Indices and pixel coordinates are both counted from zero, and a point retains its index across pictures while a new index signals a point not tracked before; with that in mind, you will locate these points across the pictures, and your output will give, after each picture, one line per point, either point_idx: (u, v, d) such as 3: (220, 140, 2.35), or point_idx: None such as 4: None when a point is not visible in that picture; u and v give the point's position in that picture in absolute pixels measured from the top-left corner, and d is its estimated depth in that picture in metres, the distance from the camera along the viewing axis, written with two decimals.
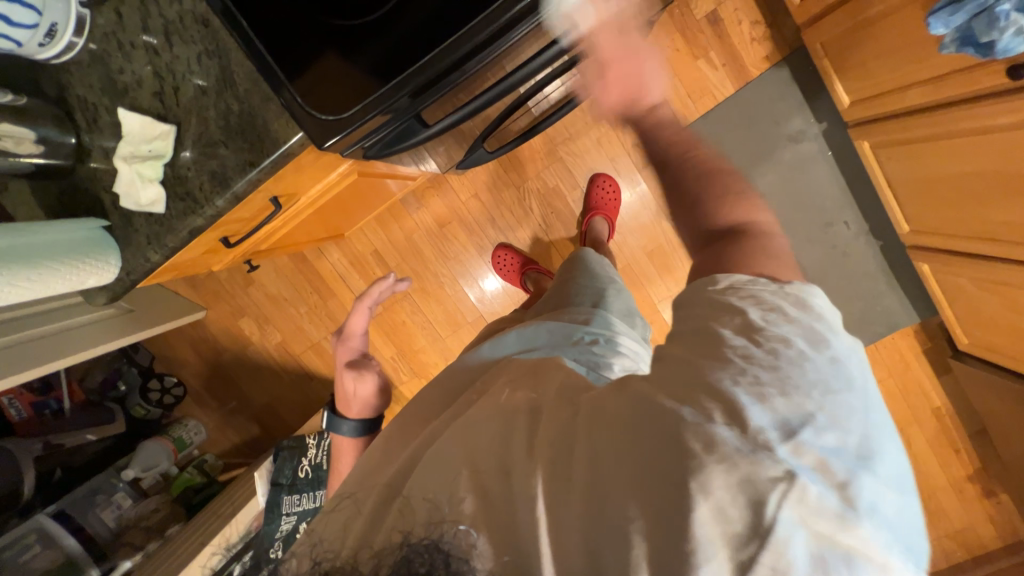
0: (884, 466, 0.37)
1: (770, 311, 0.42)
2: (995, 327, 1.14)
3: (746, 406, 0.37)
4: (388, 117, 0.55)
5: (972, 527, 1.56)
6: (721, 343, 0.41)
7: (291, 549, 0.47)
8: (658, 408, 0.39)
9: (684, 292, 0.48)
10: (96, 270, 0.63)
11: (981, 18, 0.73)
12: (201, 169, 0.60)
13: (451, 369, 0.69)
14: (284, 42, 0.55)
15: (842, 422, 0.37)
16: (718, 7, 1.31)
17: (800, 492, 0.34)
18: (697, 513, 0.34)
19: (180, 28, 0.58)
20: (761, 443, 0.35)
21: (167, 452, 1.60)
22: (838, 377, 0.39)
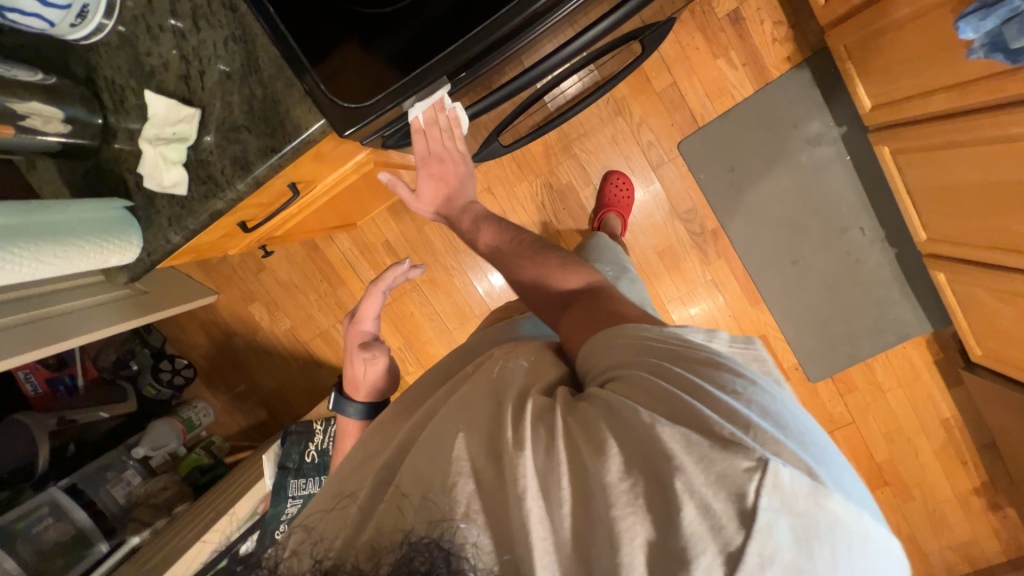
0: (821, 441, 0.41)
1: (673, 334, 0.50)
2: (1010, 339, 1.12)
3: (700, 407, 0.40)
4: (406, 108, 0.56)
5: (975, 541, 1.55)
6: (651, 361, 0.46)
7: (289, 544, 0.45)
8: (620, 409, 0.42)
9: (600, 337, 0.52)
10: (118, 249, 0.64)
11: (1014, 23, 0.71)
12: (223, 154, 0.61)
13: (460, 354, 0.70)
14: (308, 30, 0.55)
15: (776, 410, 0.42)
16: (740, 6, 1.30)
17: (775, 477, 0.35)
18: (685, 510, 0.36)
19: (208, 12, 0.58)
20: (728, 437, 0.37)
21: (176, 432, 1.63)
22: (750, 375, 0.45)
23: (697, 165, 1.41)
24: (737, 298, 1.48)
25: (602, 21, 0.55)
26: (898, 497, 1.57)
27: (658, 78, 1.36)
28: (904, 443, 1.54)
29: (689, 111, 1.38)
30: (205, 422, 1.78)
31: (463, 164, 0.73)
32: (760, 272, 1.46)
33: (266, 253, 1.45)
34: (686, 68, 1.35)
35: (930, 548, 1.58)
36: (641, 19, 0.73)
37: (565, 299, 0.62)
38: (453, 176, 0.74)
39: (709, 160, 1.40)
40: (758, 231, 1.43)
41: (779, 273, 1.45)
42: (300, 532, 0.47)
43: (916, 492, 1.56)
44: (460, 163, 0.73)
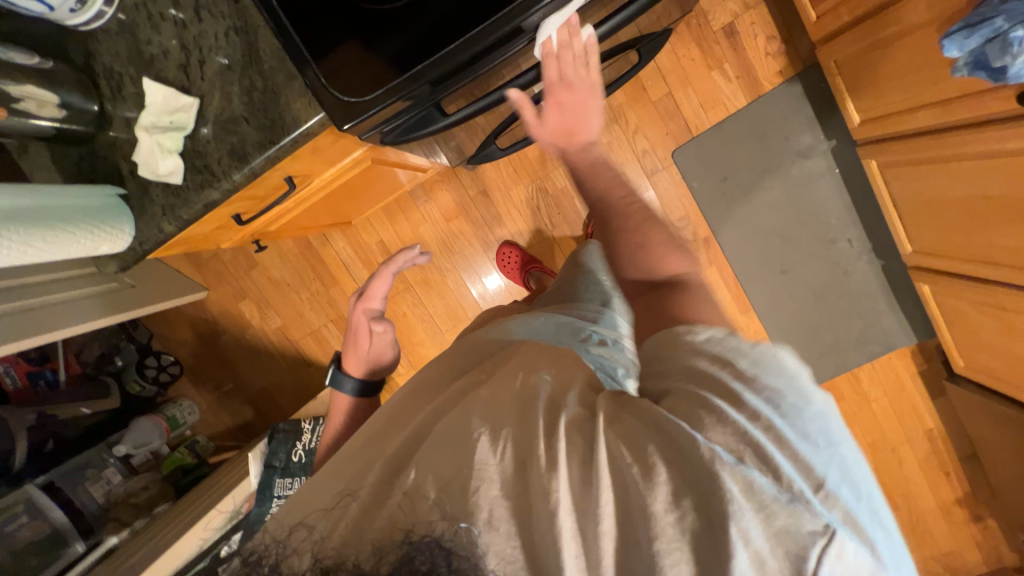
0: (878, 500, 0.42)
1: (756, 358, 0.47)
2: (992, 350, 1.15)
3: (772, 451, 0.40)
4: (408, 104, 0.56)
5: (958, 552, 1.59)
6: (725, 382, 0.45)
7: (292, 543, 0.47)
8: (684, 443, 0.41)
9: (661, 338, 0.54)
10: (109, 237, 0.64)
11: (995, 43, 0.73)
12: (220, 145, 0.60)
13: (461, 349, 0.69)
14: (308, 25, 0.55)
15: (853, 473, 0.41)
16: (735, 20, 1.33)
17: (839, 546, 0.37)
18: (737, 558, 0.37)
19: (210, 3, 0.58)
20: (797, 493, 0.38)
21: (159, 430, 1.60)
22: (834, 421, 0.44)
23: (691, 173, 1.43)
24: (728, 307, 1.50)
25: (610, 18, 0.60)
26: None
27: (653, 87, 1.39)
28: (889, 452, 1.57)
29: (683, 121, 1.40)
30: (190, 421, 1.75)
31: (597, 93, 0.63)
32: (751, 282, 1.48)
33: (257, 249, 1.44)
34: (681, 79, 1.37)
35: (914, 558, 1.61)
36: (638, 28, 0.75)
37: (653, 282, 0.64)
38: (582, 108, 0.64)
39: (703, 170, 1.42)
40: (750, 240, 1.46)
41: (770, 282, 1.47)
42: (302, 530, 0.48)
43: (900, 502, 1.60)
44: (592, 96, 0.63)
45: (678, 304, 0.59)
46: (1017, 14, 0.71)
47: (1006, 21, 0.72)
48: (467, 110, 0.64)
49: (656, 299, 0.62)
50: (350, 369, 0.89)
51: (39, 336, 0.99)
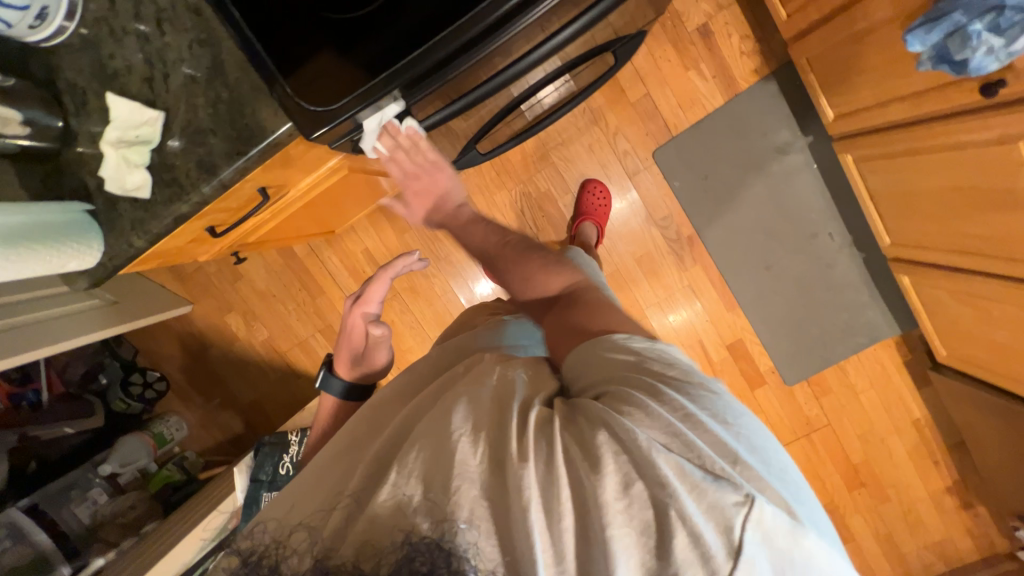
0: (792, 473, 0.46)
1: (659, 355, 0.53)
2: (972, 339, 1.17)
3: (692, 435, 0.43)
4: (379, 108, 0.56)
5: (950, 539, 1.63)
6: (646, 380, 0.48)
7: (291, 544, 0.45)
8: (613, 432, 0.43)
9: (578, 354, 0.56)
10: (76, 255, 0.62)
11: (956, 37, 0.74)
12: (187, 157, 0.59)
13: (442, 352, 0.73)
14: (277, 37, 0.55)
15: (759, 445, 0.45)
16: (708, 20, 1.34)
17: (760, 513, 0.39)
18: (677, 537, 0.38)
19: (173, 16, 0.58)
20: (720, 472, 0.40)
21: (147, 448, 1.59)
22: (739, 406, 0.49)
23: (672, 173, 1.44)
24: (715, 304, 1.51)
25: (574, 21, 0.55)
26: (874, 498, 1.63)
27: (632, 89, 1.40)
28: (879, 444, 1.59)
29: (663, 122, 1.42)
30: (177, 437, 1.72)
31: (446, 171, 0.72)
32: (736, 279, 1.49)
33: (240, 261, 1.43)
34: (659, 79, 1.39)
35: (908, 547, 1.64)
36: (612, 31, 0.76)
37: (551, 299, 0.66)
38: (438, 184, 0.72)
39: (684, 169, 1.44)
40: (733, 237, 1.47)
41: (754, 278, 1.49)
42: (302, 531, 0.46)
43: (891, 493, 1.62)
44: (439, 170, 0.71)
45: (573, 323, 0.61)
46: (974, 8, 0.71)
47: (964, 15, 0.72)
48: (443, 114, 0.63)
49: (556, 318, 0.64)
50: (344, 373, 0.89)
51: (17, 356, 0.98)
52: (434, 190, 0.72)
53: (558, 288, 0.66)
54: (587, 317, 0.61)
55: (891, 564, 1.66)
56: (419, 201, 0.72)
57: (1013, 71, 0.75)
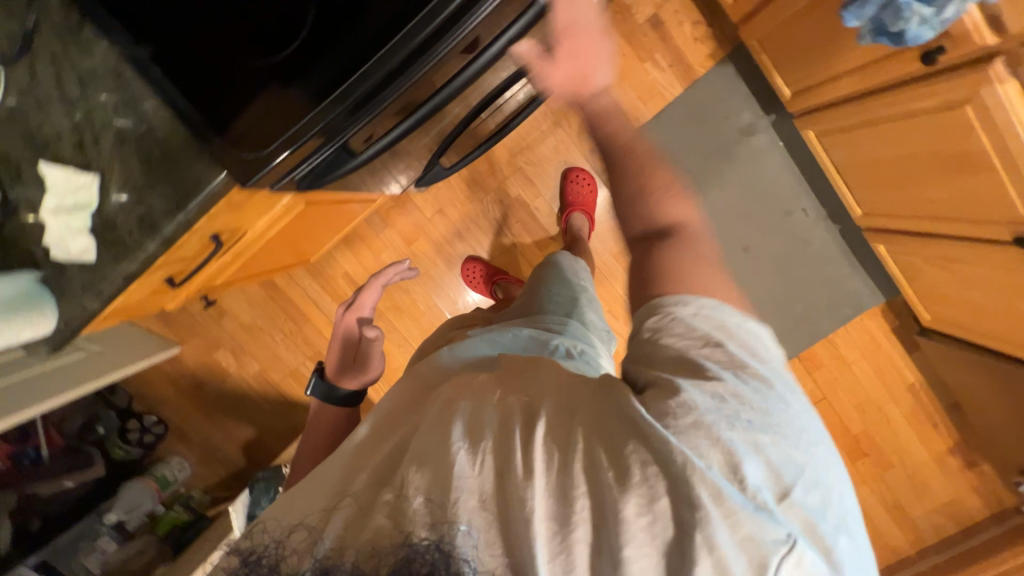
0: (852, 510, 0.44)
1: (744, 346, 0.48)
2: (952, 302, 1.17)
3: (744, 459, 0.41)
4: (320, 142, 0.55)
5: (956, 498, 1.64)
6: (709, 375, 0.45)
7: (291, 543, 0.49)
8: (649, 439, 0.41)
9: (648, 307, 0.51)
10: (29, 322, 0.61)
11: (889, 9, 0.73)
12: (129, 216, 0.59)
13: (416, 369, 0.68)
14: (206, 82, 0.55)
15: (823, 479, 0.43)
16: (658, 10, 1.34)
17: (798, 556, 0.38)
18: (700, 566, 0.38)
19: (96, 79, 0.57)
20: (759, 501, 0.40)
21: (151, 492, 1.60)
22: (817, 427, 0.45)
23: None
24: None
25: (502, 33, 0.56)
26: (878, 466, 1.63)
27: None
28: (877, 412, 1.59)
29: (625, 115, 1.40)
30: (180, 477, 1.74)
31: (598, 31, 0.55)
32: None
33: (209, 301, 1.42)
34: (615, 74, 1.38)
35: (915, 511, 1.66)
36: None
37: (651, 232, 0.55)
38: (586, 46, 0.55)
39: None
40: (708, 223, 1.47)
41: (733, 262, 1.49)
42: (301, 530, 0.50)
43: (894, 459, 1.62)
44: (599, 41, 0.55)
45: (672, 269, 0.51)
46: None
47: None
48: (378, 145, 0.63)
49: (641, 258, 0.54)
50: (337, 380, 0.87)
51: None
52: (585, 60, 0.55)
53: (664, 222, 0.54)
54: (686, 261, 0.52)
55: (902, 529, 1.68)
56: (565, 65, 0.56)
57: (949, 39, 0.74)
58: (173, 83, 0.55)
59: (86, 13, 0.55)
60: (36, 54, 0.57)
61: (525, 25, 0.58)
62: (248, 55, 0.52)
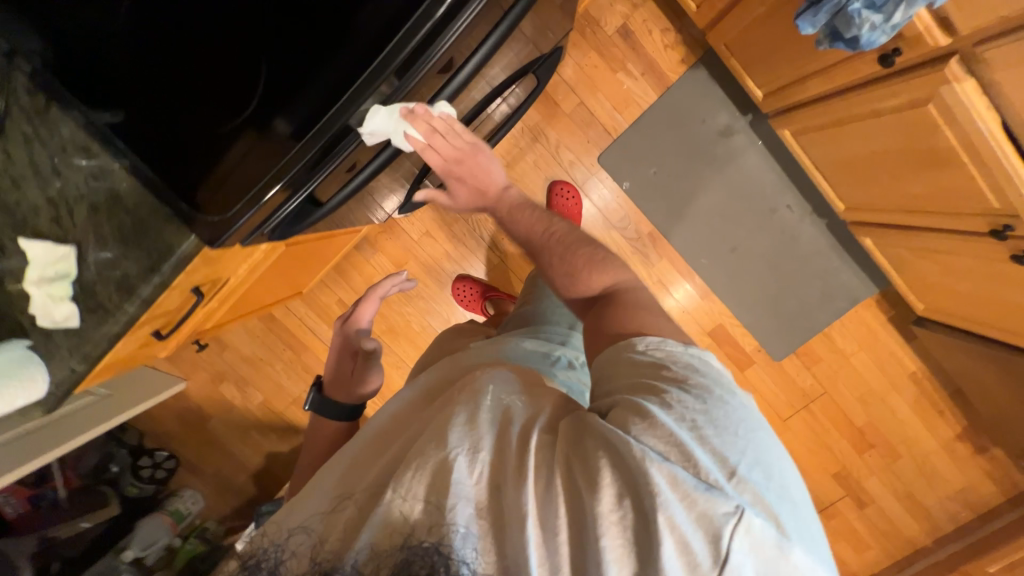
0: (795, 487, 0.46)
1: (680, 362, 0.53)
2: (943, 292, 1.16)
3: (692, 446, 0.43)
4: (291, 194, 0.53)
5: (969, 484, 1.61)
6: (658, 390, 0.49)
7: (290, 546, 0.51)
8: (614, 444, 0.43)
9: (609, 353, 0.57)
10: (23, 388, 0.63)
11: (840, 16, 0.73)
12: (107, 282, 0.62)
13: (450, 363, 0.71)
14: (171, 147, 0.55)
15: (764, 458, 0.45)
16: (627, 21, 1.34)
17: (747, 524, 0.40)
18: (665, 544, 0.39)
19: (64, 158, 0.59)
20: (713, 482, 0.41)
21: (166, 528, 1.64)
22: (751, 414, 0.49)
23: (621, 174, 1.44)
24: (692, 295, 1.51)
25: (480, 48, 0.51)
26: (886, 457, 1.62)
27: (565, 100, 1.40)
28: (880, 403, 1.57)
29: (602, 126, 1.41)
30: (195, 509, 1.77)
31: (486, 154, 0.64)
32: (705, 265, 1.49)
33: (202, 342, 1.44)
34: (589, 87, 1.39)
35: (928, 499, 1.63)
36: (532, 47, 0.70)
37: (589, 299, 0.68)
38: (477, 167, 0.64)
39: (631, 168, 1.43)
40: (694, 226, 1.46)
41: (721, 262, 1.48)
42: (300, 534, 0.52)
43: (902, 449, 1.60)
44: (479, 152, 0.63)
45: (611, 329, 0.60)
46: None
47: None
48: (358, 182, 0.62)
49: (592, 320, 0.65)
50: (336, 397, 0.87)
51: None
52: (483, 174, 0.65)
53: (598, 287, 0.67)
54: (629, 311, 0.62)
55: (917, 519, 1.65)
56: (465, 186, 0.65)
57: (904, 40, 0.75)
58: (138, 153, 0.57)
59: (51, 96, 0.57)
60: (6, 138, 0.59)
61: (493, 46, 0.52)
62: (213, 118, 0.51)
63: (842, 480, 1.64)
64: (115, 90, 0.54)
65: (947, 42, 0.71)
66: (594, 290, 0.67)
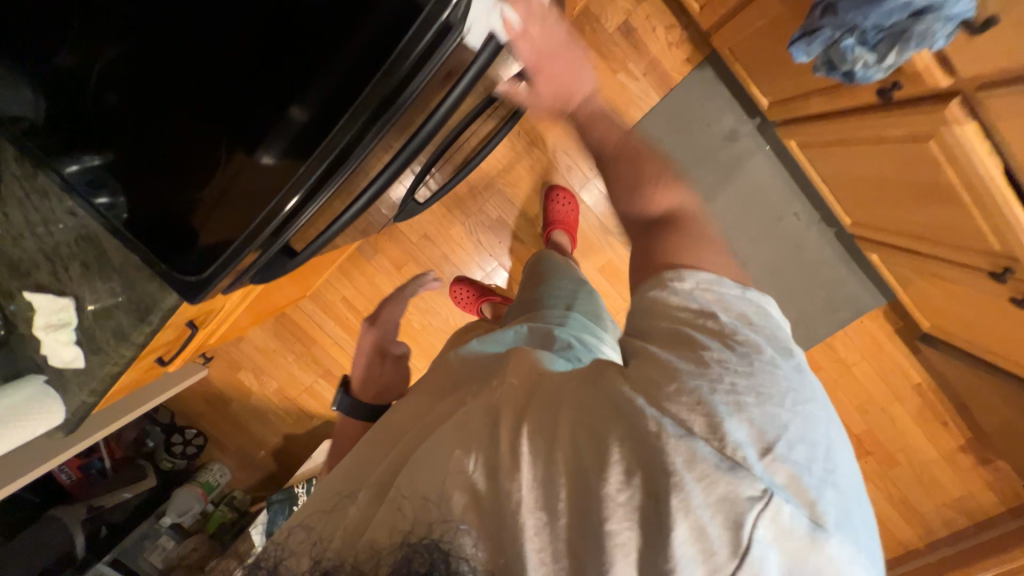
0: (846, 474, 0.41)
1: (737, 316, 0.47)
2: (949, 315, 1.11)
3: (724, 419, 0.40)
4: (259, 253, 0.61)
5: (970, 495, 1.58)
6: (697, 347, 0.45)
7: (291, 544, 0.52)
8: (635, 412, 0.42)
9: (647, 290, 0.52)
10: (42, 418, 0.70)
11: (835, 49, 0.69)
12: (104, 328, 0.68)
13: (445, 363, 0.69)
14: (160, 180, 0.63)
15: (811, 436, 0.41)
16: (629, 17, 1.27)
17: (775, 511, 0.37)
18: (678, 530, 0.38)
19: (55, 221, 0.67)
20: (739, 460, 0.39)
21: (197, 497, 1.78)
22: (807, 384, 0.43)
23: None
24: None
25: None
26: (884, 464, 1.60)
27: None
28: (880, 413, 1.54)
29: None
30: (223, 481, 1.92)
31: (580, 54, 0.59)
32: None
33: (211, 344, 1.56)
34: None
35: (925, 508, 1.61)
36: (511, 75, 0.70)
37: (652, 219, 0.58)
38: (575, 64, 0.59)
39: None
40: None
41: None
42: (300, 531, 0.54)
43: (901, 457, 1.58)
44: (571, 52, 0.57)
45: (675, 243, 0.53)
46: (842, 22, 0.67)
47: (836, 28, 0.68)
48: (363, 201, 0.61)
49: (644, 245, 0.57)
50: (360, 396, 0.80)
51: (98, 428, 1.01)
52: (569, 78, 0.59)
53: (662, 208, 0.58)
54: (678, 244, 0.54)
55: (911, 524, 1.64)
56: (547, 89, 0.59)
57: (904, 76, 0.72)
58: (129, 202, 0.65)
59: (40, 164, 0.66)
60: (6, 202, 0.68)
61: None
62: (200, 139, 0.60)
63: None
64: (112, 136, 0.63)
65: (947, 84, 0.67)
66: (661, 211, 0.58)
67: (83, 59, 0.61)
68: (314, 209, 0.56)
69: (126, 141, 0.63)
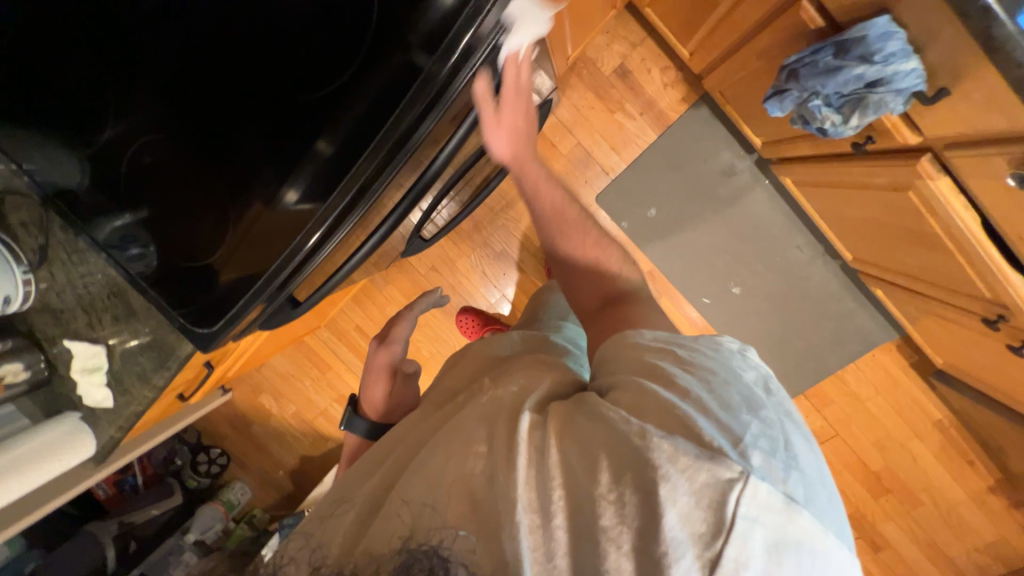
0: (809, 462, 0.44)
1: (690, 351, 0.52)
2: (963, 354, 1.08)
3: (693, 418, 0.43)
4: (263, 304, 0.66)
5: (1003, 540, 1.48)
6: (662, 372, 0.49)
7: (289, 551, 0.48)
8: (618, 431, 0.43)
9: (614, 338, 0.57)
10: (74, 450, 0.77)
11: (803, 107, 0.85)
12: (132, 372, 0.77)
13: (439, 385, 0.68)
14: (174, 238, 0.72)
15: (769, 430, 0.43)
16: (624, 60, 1.33)
17: (754, 489, 0.38)
18: (667, 516, 0.38)
19: (90, 283, 0.78)
20: (716, 448, 0.40)
21: (218, 515, 1.86)
22: (758, 392, 0.48)
23: (620, 214, 1.41)
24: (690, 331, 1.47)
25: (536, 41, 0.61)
26: (906, 503, 1.51)
27: (562, 141, 1.38)
28: (900, 450, 1.48)
29: (598, 166, 1.39)
30: (243, 499, 1.98)
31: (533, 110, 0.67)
32: (707, 305, 1.45)
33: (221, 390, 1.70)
34: (587, 126, 1.36)
35: (956, 553, 1.51)
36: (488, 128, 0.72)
37: (610, 298, 0.67)
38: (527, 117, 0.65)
39: (629, 209, 1.41)
40: (692, 264, 1.42)
41: (723, 302, 1.44)
42: (297, 540, 0.50)
43: (924, 497, 1.50)
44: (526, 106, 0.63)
45: (626, 317, 0.62)
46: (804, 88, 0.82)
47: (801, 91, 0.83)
48: (392, 220, 0.66)
49: (611, 316, 0.64)
50: (370, 413, 0.78)
51: (132, 447, 1.09)
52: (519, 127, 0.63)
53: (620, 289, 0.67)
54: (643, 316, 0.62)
55: (940, 568, 1.53)
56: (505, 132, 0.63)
57: (875, 130, 0.83)
58: (158, 252, 0.72)
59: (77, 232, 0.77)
60: (52, 263, 0.80)
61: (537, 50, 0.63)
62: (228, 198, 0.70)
63: (854, 523, 1.55)
64: (143, 195, 0.72)
65: (916, 140, 0.78)
66: (617, 291, 0.67)
67: (130, 135, 0.73)
68: (334, 243, 0.61)
69: (158, 187, 0.72)
